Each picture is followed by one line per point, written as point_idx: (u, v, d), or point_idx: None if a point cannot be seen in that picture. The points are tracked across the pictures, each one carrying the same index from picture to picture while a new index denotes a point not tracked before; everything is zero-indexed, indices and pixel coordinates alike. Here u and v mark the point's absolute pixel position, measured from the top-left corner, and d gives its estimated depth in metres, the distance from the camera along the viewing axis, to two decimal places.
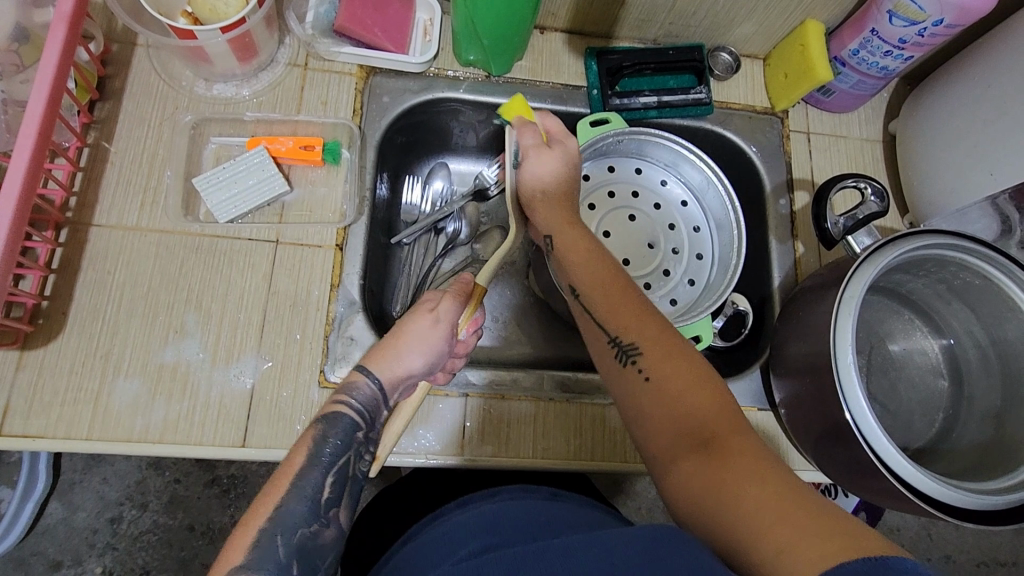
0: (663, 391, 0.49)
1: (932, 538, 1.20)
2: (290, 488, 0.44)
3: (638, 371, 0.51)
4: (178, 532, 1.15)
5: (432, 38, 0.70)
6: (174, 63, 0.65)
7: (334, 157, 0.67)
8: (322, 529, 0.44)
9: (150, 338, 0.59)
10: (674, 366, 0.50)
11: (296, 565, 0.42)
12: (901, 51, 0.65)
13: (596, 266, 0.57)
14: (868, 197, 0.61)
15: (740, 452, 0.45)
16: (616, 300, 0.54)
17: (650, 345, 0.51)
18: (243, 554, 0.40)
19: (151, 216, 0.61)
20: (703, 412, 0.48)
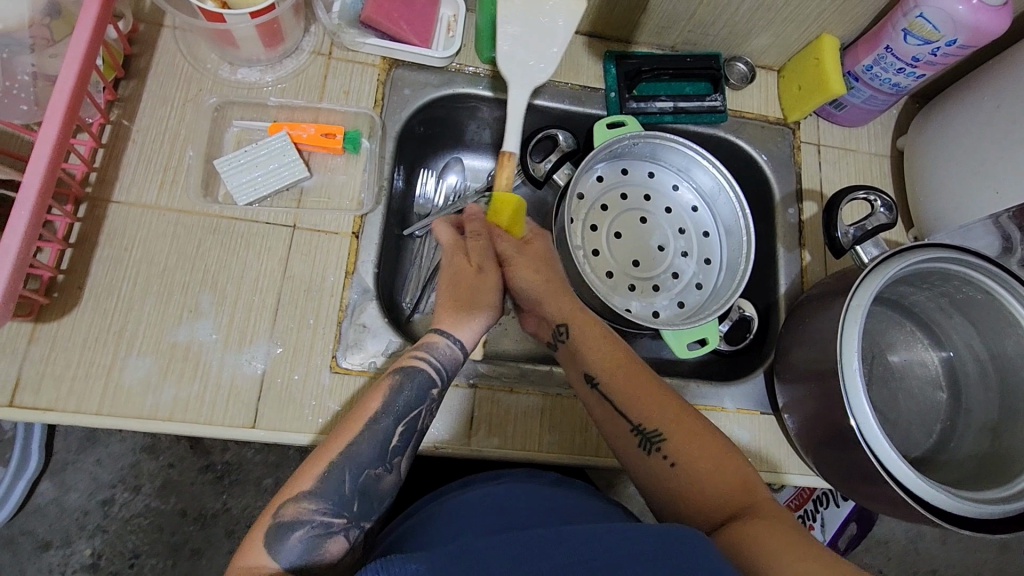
0: (692, 474, 0.53)
1: (921, 554, 1.22)
2: (362, 430, 0.50)
3: (664, 458, 0.55)
4: (169, 516, 1.14)
5: (455, 34, 0.71)
6: (200, 46, 0.66)
7: (354, 146, 0.67)
8: (385, 473, 0.49)
9: (164, 317, 0.59)
10: (699, 448, 0.54)
11: (356, 501, 0.48)
12: (914, 69, 0.67)
13: (615, 355, 0.59)
14: (877, 209, 0.62)
15: (773, 517, 0.49)
16: (632, 382, 0.58)
17: (671, 429, 0.55)
18: (313, 481, 0.47)
19: (171, 195, 0.61)
20: (739, 489, 0.52)
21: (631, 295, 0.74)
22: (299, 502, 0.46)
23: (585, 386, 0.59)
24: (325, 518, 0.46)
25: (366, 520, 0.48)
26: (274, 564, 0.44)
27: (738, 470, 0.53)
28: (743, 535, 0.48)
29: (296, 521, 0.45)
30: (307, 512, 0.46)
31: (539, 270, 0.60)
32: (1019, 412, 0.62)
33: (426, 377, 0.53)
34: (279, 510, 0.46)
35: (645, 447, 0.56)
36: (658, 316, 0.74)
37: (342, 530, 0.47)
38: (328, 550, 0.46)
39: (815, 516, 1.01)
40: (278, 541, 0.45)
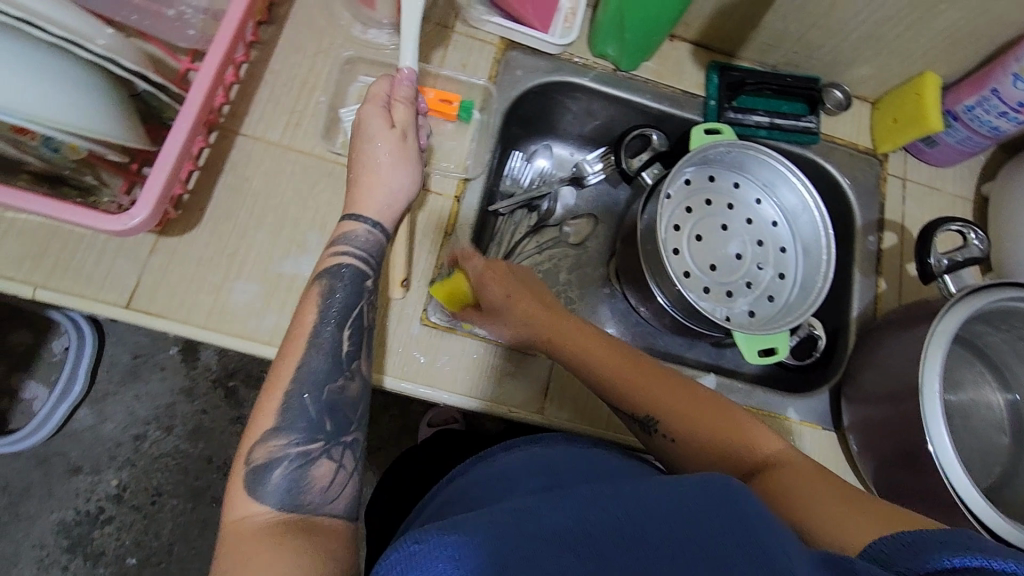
0: (694, 448, 0.54)
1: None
2: (305, 349, 0.49)
3: (665, 437, 0.56)
4: (196, 461, 1.15)
5: (573, 25, 0.72)
6: (337, 3, 0.69)
7: (467, 115, 0.70)
8: (347, 384, 0.49)
9: (274, 249, 0.62)
10: (704, 421, 0.55)
11: (326, 418, 0.48)
12: (1017, 114, 0.68)
13: (594, 342, 0.59)
14: (971, 242, 0.63)
15: (796, 468, 0.49)
16: (616, 365, 0.58)
17: (661, 410, 0.56)
18: (271, 417, 0.46)
19: (294, 136, 0.65)
20: (756, 445, 0.53)
21: (704, 297, 0.76)
22: (267, 442, 0.45)
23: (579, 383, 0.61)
24: (302, 447, 0.46)
25: (342, 433, 0.48)
26: (267, 507, 0.43)
27: (750, 428, 0.54)
28: (766, 484, 0.49)
29: (271, 461, 0.45)
30: (282, 445, 0.45)
31: (522, 299, 0.60)
32: None
33: (359, 272, 0.52)
34: (250, 455, 0.45)
35: (646, 430, 0.57)
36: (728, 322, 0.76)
37: (323, 452, 0.46)
38: (316, 474, 0.45)
39: None
40: (259, 486, 0.44)
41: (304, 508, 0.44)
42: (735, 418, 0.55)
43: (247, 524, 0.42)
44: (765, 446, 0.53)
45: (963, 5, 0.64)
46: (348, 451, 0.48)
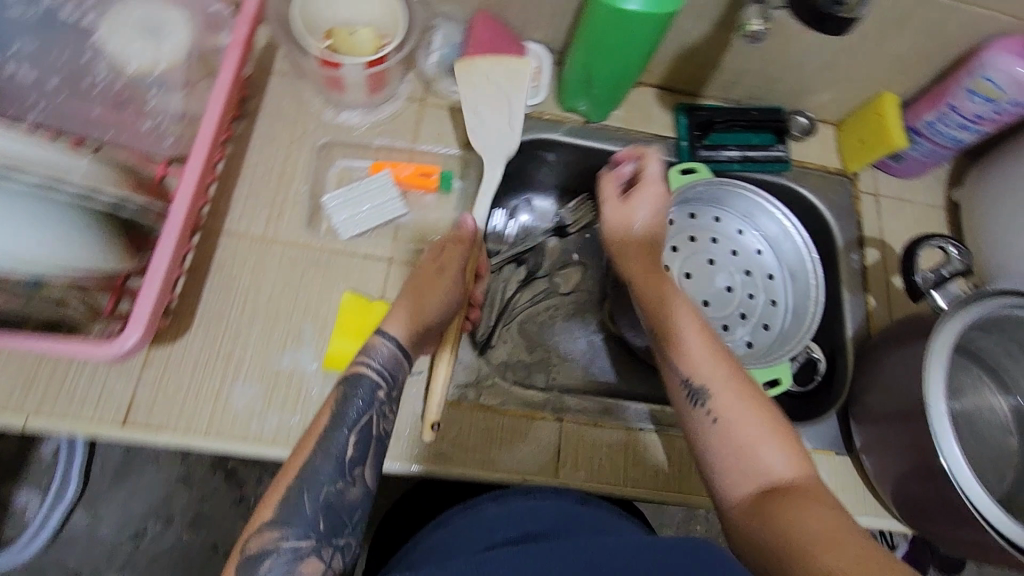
0: (733, 438, 0.53)
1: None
2: (315, 447, 0.50)
3: (708, 416, 0.54)
4: (198, 554, 1.10)
5: (540, 84, 0.75)
6: (306, 90, 0.70)
7: (448, 185, 0.69)
8: (348, 487, 0.49)
9: (269, 344, 0.61)
10: (754, 415, 0.54)
11: (325, 517, 0.48)
12: (976, 125, 0.71)
13: (709, 342, 0.58)
14: (953, 256, 0.64)
15: (803, 493, 0.49)
16: (705, 343, 0.58)
17: (720, 388, 0.55)
18: (299, 471, 0.48)
19: (278, 228, 0.65)
20: (773, 460, 0.51)
21: None
22: (263, 532, 0.46)
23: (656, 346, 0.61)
24: (296, 544, 0.46)
25: (337, 535, 0.48)
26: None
27: (776, 440, 0.52)
28: (779, 512, 0.47)
29: (267, 549, 0.46)
30: (275, 539, 0.46)
31: (644, 267, 0.66)
32: None
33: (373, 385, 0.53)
34: (249, 544, 0.46)
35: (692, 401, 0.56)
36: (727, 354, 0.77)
37: (313, 552, 0.47)
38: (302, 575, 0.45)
39: None
40: (253, 568, 0.45)
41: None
42: (768, 421, 0.54)
43: None
44: (776, 462, 0.51)
45: (910, 31, 0.67)
46: (340, 554, 0.48)
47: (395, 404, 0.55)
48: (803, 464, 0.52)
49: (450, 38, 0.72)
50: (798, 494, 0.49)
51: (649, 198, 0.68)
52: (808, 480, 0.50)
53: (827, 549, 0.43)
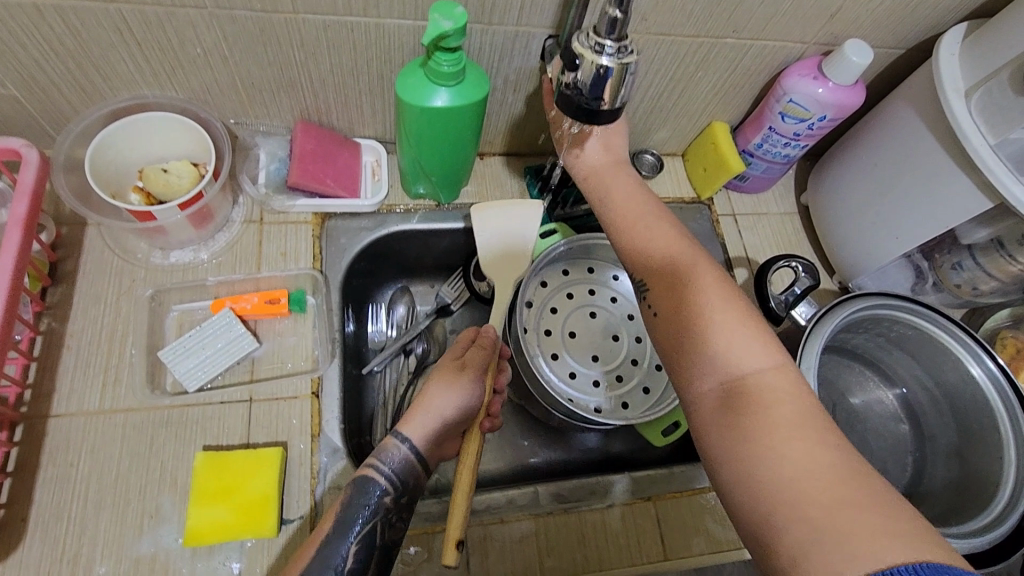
0: (676, 304, 0.51)
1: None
2: (315, 555, 0.49)
3: (650, 310, 0.54)
4: None
5: (381, 177, 0.74)
6: (128, 236, 0.66)
7: (300, 306, 0.67)
8: None
9: (123, 530, 0.55)
10: (702, 293, 0.50)
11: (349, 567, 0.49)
12: (798, 141, 0.74)
13: (658, 230, 0.57)
14: (800, 275, 0.66)
15: (763, 397, 0.44)
16: (649, 247, 0.56)
17: (656, 279, 0.54)
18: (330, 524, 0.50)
19: (115, 396, 0.59)
20: (732, 346, 0.47)
21: (597, 389, 0.76)
22: None
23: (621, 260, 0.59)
24: None
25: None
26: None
27: (738, 327, 0.48)
28: (731, 423, 0.44)
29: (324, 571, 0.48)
30: None
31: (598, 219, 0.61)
32: (977, 435, 0.65)
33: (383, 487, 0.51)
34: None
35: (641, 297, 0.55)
36: (626, 407, 0.75)
37: None
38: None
39: None
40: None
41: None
42: (711, 286, 0.51)
43: None
44: (748, 359, 0.47)
45: (715, 69, 0.70)
46: None
47: (408, 509, 0.53)
48: (782, 361, 0.47)
49: (275, 153, 0.70)
50: (757, 398, 0.44)
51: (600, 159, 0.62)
52: (787, 379, 0.45)
53: (782, 458, 0.41)
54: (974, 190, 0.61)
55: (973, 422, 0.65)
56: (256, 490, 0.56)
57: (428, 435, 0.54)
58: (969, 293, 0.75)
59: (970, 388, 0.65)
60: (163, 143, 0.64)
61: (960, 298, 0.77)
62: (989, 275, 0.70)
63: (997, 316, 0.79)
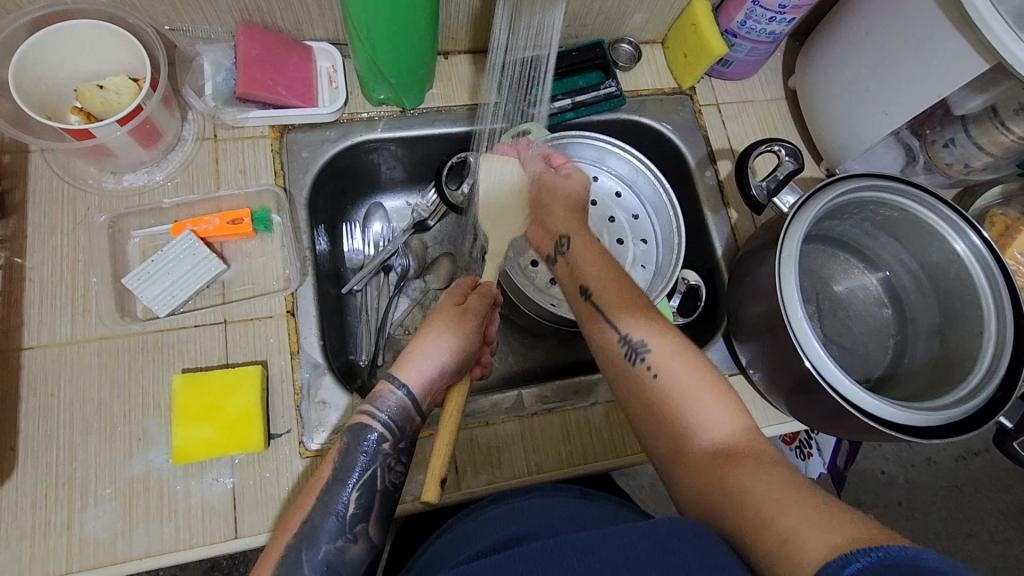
0: (670, 401, 0.50)
1: (911, 483, 1.26)
2: (316, 502, 0.47)
3: (647, 370, 0.51)
4: None
5: (339, 84, 0.69)
6: (75, 162, 0.62)
7: (265, 225, 0.65)
8: (348, 545, 0.47)
9: (113, 452, 0.55)
10: (650, 324, 0.53)
11: (355, 503, 0.48)
12: (784, 15, 0.68)
13: (606, 270, 0.57)
14: (784, 158, 0.64)
15: (747, 456, 0.45)
16: (625, 298, 0.55)
17: (657, 341, 0.52)
18: (311, 504, 0.47)
19: (86, 325, 0.58)
20: (711, 421, 0.48)
21: None
22: None
23: (576, 292, 0.57)
24: None
25: (366, 520, 0.48)
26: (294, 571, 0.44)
27: (710, 393, 0.49)
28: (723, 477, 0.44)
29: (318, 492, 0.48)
30: None
31: (563, 202, 0.62)
32: (959, 312, 0.64)
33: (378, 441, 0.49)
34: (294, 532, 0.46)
35: (629, 357, 0.52)
36: None
37: None
38: (349, 553, 0.47)
39: (811, 441, 1.03)
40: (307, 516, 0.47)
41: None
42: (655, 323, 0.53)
43: None
44: (717, 424, 0.48)
45: None
46: None
47: (405, 451, 0.51)
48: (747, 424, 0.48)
49: (220, 62, 0.65)
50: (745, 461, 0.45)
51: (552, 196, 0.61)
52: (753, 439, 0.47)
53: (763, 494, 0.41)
54: (968, 53, 0.57)
55: (956, 300, 0.64)
56: (239, 408, 0.57)
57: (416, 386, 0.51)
58: (960, 171, 0.72)
59: (954, 266, 0.64)
60: (94, 55, 0.60)
61: (951, 177, 0.74)
62: (982, 149, 0.67)
63: (987, 195, 0.76)
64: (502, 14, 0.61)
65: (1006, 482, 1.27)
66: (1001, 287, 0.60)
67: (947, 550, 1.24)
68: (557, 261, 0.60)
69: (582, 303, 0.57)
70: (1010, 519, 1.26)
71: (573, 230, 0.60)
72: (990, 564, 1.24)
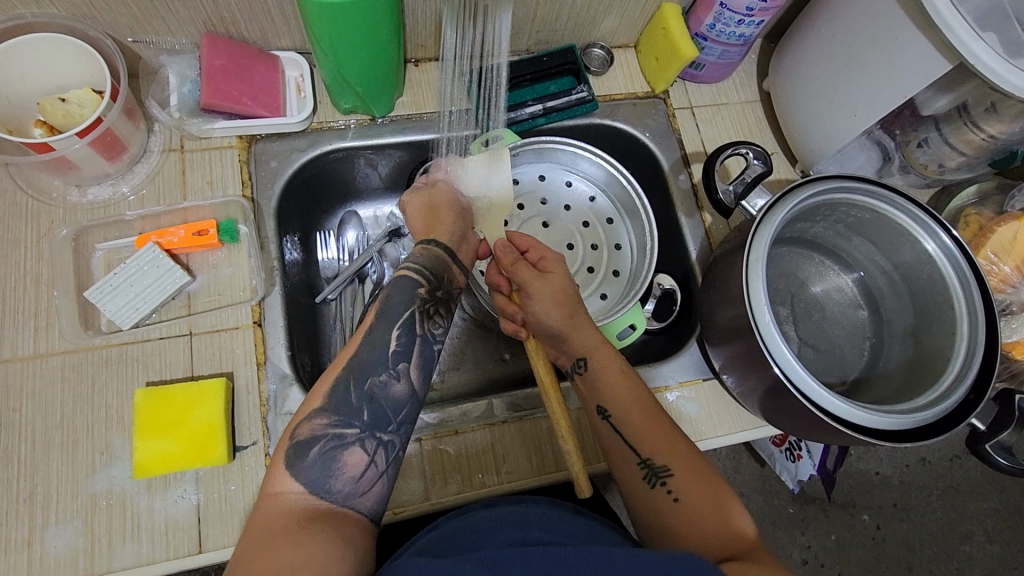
0: (684, 523, 0.50)
1: (906, 484, 1.25)
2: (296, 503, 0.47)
3: (667, 492, 0.51)
4: None
5: (306, 93, 0.69)
6: (40, 175, 0.62)
7: (232, 235, 0.64)
8: (392, 381, 0.50)
9: (76, 468, 0.55)
10: (670, 440, 0.53)
11: (365, 410, 0.48)
12: (752, 17, 0.68)
13: (628, 386, 0.56)
14: (751, 161, 0.65)
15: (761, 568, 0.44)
16: (649, 422, 0.54)
17: (678, 465, 0.52)
18: (320, 399, 0.48)
19: (49, 339, 0.58)
20: (721, 534, 0.48)
21: None
22: (311, 419, 0.47)
23: (596, 414, 0.57)
24: (338, 430, 0.46)
25: (381, 429, 0.48)
26: (298, 486, 0.44)
27: (722, 506, 0.50)
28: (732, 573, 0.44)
29: (313, 438, 0.46)
30: (321, 425, 0.46)
31: (561, 304, 0.57)
32: (931, 313, 0.64)
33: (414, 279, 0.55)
34: (296, 432, 0.46)
35: (648, 479, 0.52)
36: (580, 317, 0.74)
37: (357, 441, 0.47)
38: (348, 463, 0.46)
39: (800, 444, 1.02)
40: (298, 461, 0.45)
41: (331, 500, 0.44)
42: (675, 439, 0.54)
43: (278, 502, 0.43)
44: (727, 535, 0.48)
45: None
46: (385, 449, 0.48)
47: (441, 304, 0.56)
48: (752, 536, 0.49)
49: (185, 73, 0.64)
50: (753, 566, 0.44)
51: (556, 305, 0.57)
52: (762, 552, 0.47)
53: None
54: (932, 52, 0.57)
55: (929, 301, 0.64)
56: (202, 420, 0.56)
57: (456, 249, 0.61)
58: (935, 171, 0.72)
59: (927, 267, 0.63)
60: (56, 69, 0.59)
61: (926, 177, 0.74)
62: (955, 148, 0.67)
63: (963, 194, 0.76)
64: (449, 25, 0.64)
65: (1002, 482, 1.26)
66: (973, 290, 0.59)
67: (943, 552, 1.22)
68: (577, 380, 0.59)
69: (601, 424, 0.56)
70: (1007, 519, 1.24)
71: (592, 349, 0.58)
72: (987, 565, 1.22)
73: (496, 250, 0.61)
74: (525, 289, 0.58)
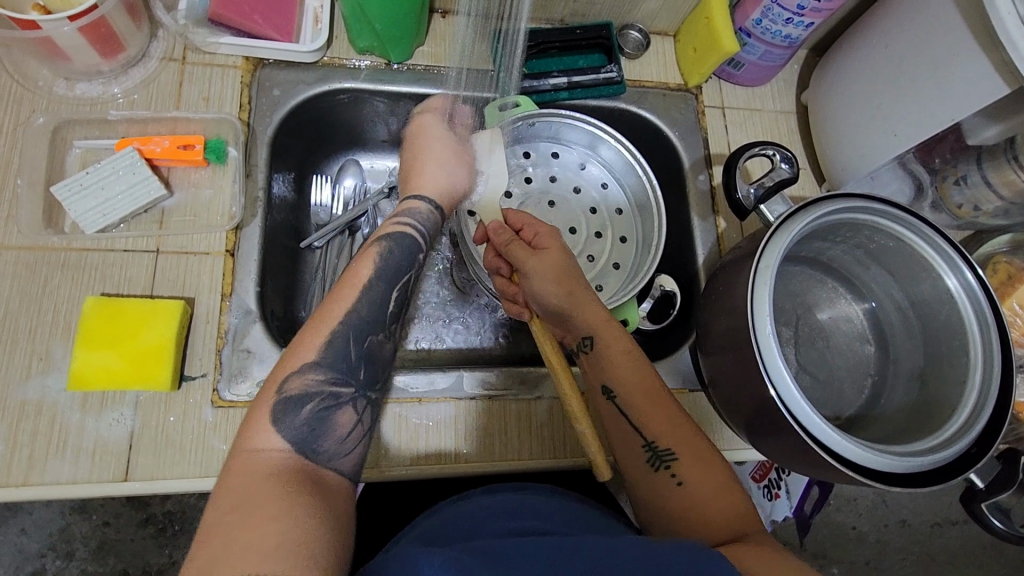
0: (687, 507, 0.47)
1: (883, 544, 1.19)
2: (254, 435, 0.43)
3: (671, 476, 0.48)
4: None
5: (323, 25, 0.65)
6: (30, 62, 0.59)
7: (218, 156, 0.61)
8: (385, 340, 0.48)
9: (9, 370, 0.51)
10: (673, 424, 0.50)
11: (362, 368, 0.46)
12: (802, 17, 0.64)
13: (631, 368, 0.52)
14: (778, 164, 0.61)
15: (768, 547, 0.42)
16: (655, 405, 0.51)
17: (685, 449, 0.49)
18: (315, 351, 0.44)
19: (6, 230, 0.54)
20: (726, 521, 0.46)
21: None
22: (304, 374, 0.44)
23: (599, 395, 0.53)
24: (333, 387, 0.44)
25: (370, 390, 0.47)
26: (280, 442, 0.41)
27: (724, 492, 0.48)
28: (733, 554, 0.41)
29: (304, 395, 0.43)
30: (315, 380, 0.43)
31: (562, 280, 0.53)
32: (943, 357, 0.59)
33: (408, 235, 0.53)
34: (284, 386, 0.43)
35: (653, 463, 0.49)
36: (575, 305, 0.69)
37: (350, 400, 0.45)
38: (338, 422, 0.44)
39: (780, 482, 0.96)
40: (285, 417, 0.42)
41: (314, 459, 0.42)
42: (677, 426, 0.50)
43: (255, 458, 0.39)
44: (730, 519, 0.46)
45: None
46: (371, 409, 0.47)
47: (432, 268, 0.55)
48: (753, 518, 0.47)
49: None
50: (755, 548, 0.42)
51: (553, 281, 0.53)
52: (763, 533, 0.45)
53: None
54: (989, 74, 0.53)
55: (942, 345, 0.60)
56: (151, 340, 0.52)
57: (455, 198, 0.60)
58: (969, 213, 0.68)
59: (946, 306, 0.58)
60: None
61: (958, 218, 0.70)
62: (993, 189, 0.63)
63: (995, 241, 0.71)
64: None
65: (980, 557, 1.21)
66: (992, 333, 0.55)
67: None
68: (581, 360, 0.55)
69: (606, 406, 0.52)
70: None
71: (597, 328, 0.53)
72: None
73: (489, 232, 0.57)
74: (521, 267, 0.54)
